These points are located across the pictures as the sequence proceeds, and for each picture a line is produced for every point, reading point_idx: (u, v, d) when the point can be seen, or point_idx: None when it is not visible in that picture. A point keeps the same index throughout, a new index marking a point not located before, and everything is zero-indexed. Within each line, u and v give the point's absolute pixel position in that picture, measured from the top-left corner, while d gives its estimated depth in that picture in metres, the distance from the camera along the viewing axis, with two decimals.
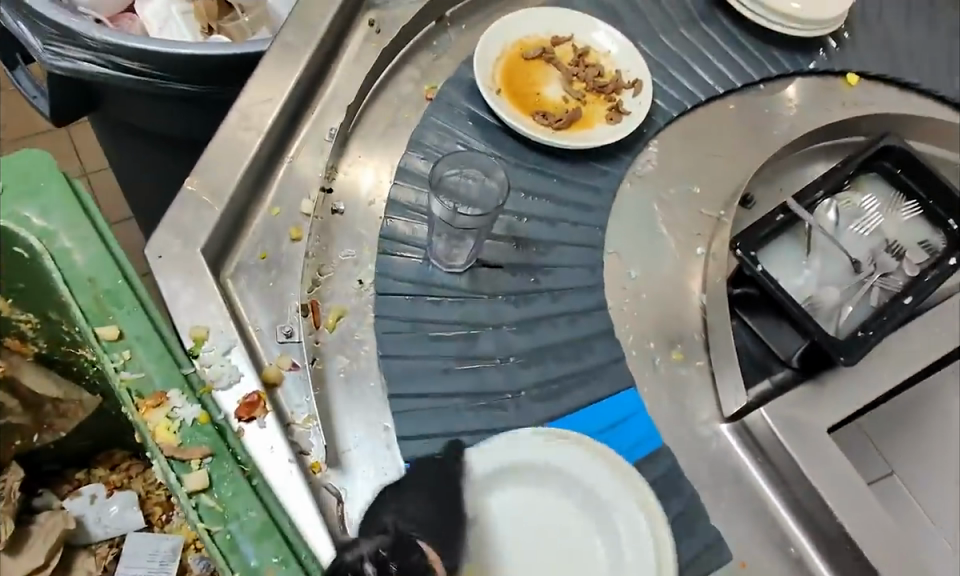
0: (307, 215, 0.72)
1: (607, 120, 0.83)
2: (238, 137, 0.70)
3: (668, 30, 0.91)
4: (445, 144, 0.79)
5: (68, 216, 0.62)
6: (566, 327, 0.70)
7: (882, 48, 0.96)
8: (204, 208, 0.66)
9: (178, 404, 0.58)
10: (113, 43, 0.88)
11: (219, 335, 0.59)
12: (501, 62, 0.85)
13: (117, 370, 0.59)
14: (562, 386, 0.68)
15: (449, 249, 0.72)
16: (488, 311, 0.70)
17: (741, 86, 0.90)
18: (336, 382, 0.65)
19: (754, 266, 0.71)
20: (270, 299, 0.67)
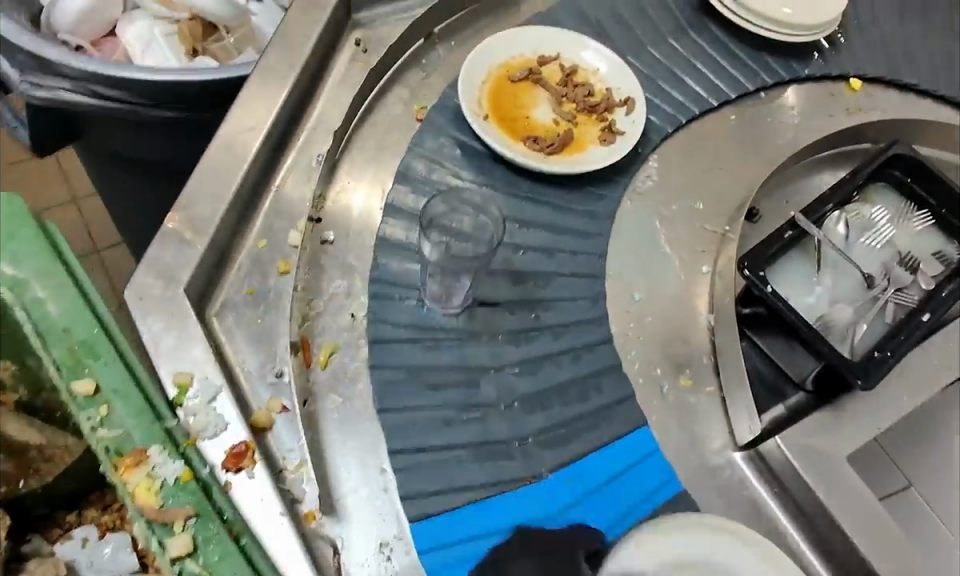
0: (296, 246, 0.69)
1: (601, 142, 0.81)
2: (218, 170, 0.67)
3: (657, 41, 0.88)
4: (437, 176, 0.75)
5: (39, 264, 0.59)
6: (570, 364, 0.67)
7: (878, 49, 0.93)
8: (186, 245, 0.62)
9: (159, 462, 0.54)
10: (91, 71, 0.85)
11: (204, 381, 0.56)
12: (488, 85, 0.82)
13: (93, 427, 0.55)
14: (566, 420, 0.65)
15: (443, 290, 0.68)
16: (486, 353, 0.67)
17: (736, 97, 0.87)
18: (329, 423, 0.62)
19: (762, 286, 0.68)
20: (258, 337, 0.64)
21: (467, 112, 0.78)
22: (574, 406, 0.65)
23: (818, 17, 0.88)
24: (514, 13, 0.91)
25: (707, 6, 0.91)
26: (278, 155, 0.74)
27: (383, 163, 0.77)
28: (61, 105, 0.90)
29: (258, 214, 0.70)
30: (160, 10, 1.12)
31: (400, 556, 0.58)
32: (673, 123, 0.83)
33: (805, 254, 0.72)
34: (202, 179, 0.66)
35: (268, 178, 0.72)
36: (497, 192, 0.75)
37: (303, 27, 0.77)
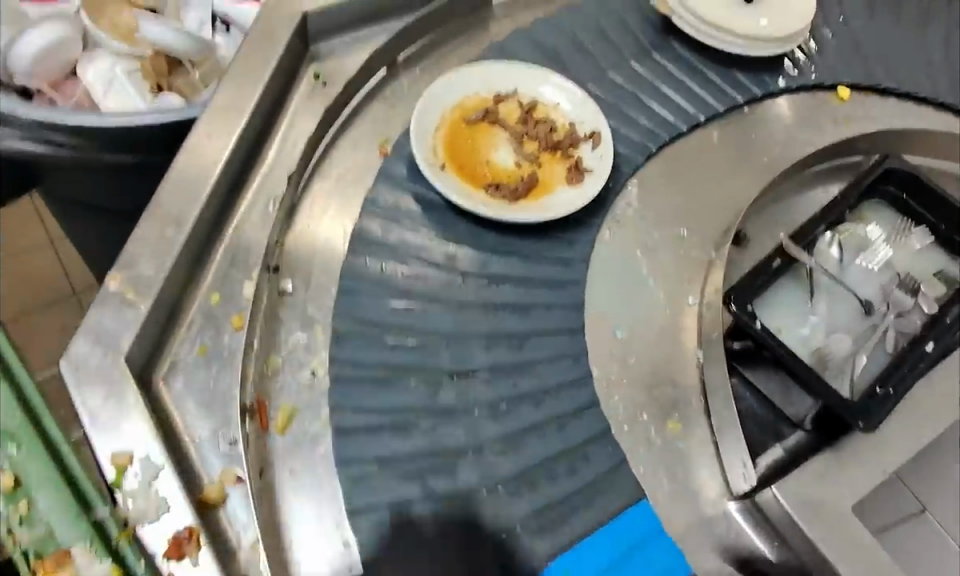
0: (249, 301, 0.65)
1: (568, 182, 0.76)
2: (162, 221, 0.63)
3: (619, 64, 0.85)
4: (393, 235, 0.69)
5: None
6: (555, 434, 0.62)
7: (850, 55, 0.89)
8: (127, 307, 0.58)
9: (85, 562, 0.49)
10: (39, 120, 0.81)
11: (144, 460, 0.51)
12: (442, 131, 0.78)
13: (11, 528, 0.50)
14: (541, 476, 0.60)
15: (412, 355, 0.63)
16: (456, 437, 0.60)
17: (704, 120, 0.82)
18: (288, 490, 0.58)
19: (752, 323, 0.63)
20: (210, 401, 0.59)
21: (421, 164, 0.73)
22: (551, 463, 0.61)
23: (788, 29, 0.85)
24: (480, 37, 0.87)
25: (668, 25, 0.88)
26: (228, 206, 0.69)
27: (348, 197, 0.74)
28: (6, 156, 0.84)
29: (209, 267, 0.66)
30: (123, 47, 1.07)
31: None
32: (644, 150, 0.79)
33: (798, 283, 0.68)
34: (143, 236, 0.62)
35: (220, 231, 0.68)
36: (462, 249, 0.70)
37: (241, 65, 0.72)
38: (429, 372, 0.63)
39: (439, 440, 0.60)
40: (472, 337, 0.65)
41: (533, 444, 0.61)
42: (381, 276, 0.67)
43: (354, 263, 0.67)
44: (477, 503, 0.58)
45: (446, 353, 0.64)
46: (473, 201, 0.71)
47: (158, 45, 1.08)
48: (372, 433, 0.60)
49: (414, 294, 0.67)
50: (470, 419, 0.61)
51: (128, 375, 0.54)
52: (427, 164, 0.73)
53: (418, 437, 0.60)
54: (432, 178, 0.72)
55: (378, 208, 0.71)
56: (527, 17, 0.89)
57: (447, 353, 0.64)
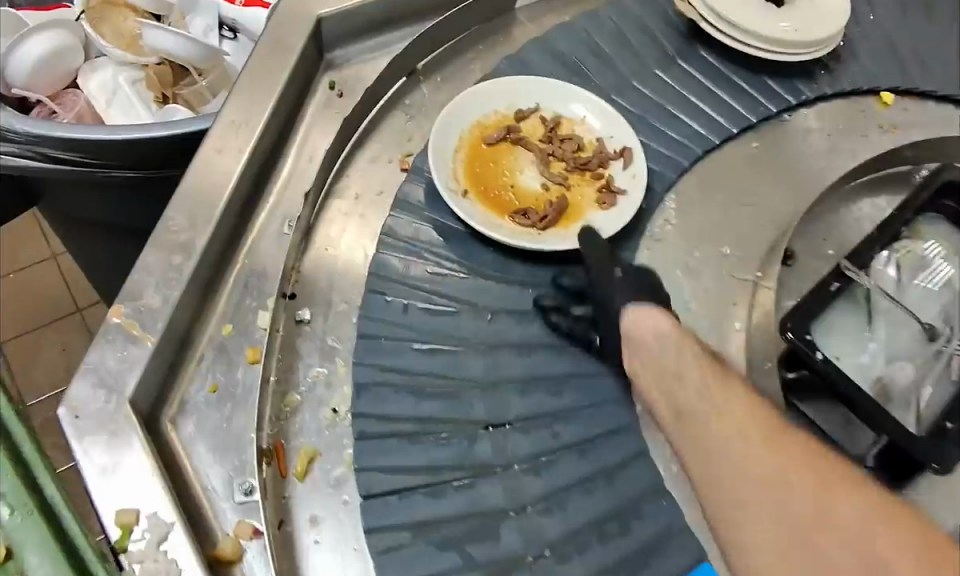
0: (265, 330, 0.60)
1: (600, 205, 0.72)
2: (169, 248, 0.58)
3: (642, 74, 0.80)
4: (412, 271, 0.65)
5: None
6: (605, 488, 0.57)
7: (886, 56, 0.84)
8: (133, 343, 0.53)
9: None
10: (38, 134, 0.76)
11: (152, 517, 0.47)
12: (462, 152, 0.73)
13: None
14: (587, 530, 0.55)
15: (441, 403, 0.58)
16: (494, 493, 0.55)
17: (737, 132, 0.77)
18: (310, 549, 0.53)
19: (812, 353, 0.58)
20: (225, 446, 0.55)
21: (442, 189, 0.68)
22: (595, 515, 0.56)
23: (819, 34, 0.78)
24: (501, 44, 0.83)
25: (693, 29, 0.83)
26: (237, 234, 0.64)
27: (366, 219, 0.69)
28: (8, 170, 0.81)
29: (219, 298, 0.61)
30: (126, 54, 1.03)
31: None
32: (678, 166, 0.74)
33: (856, 309, 0.63)
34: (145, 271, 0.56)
35: (227, 261, 0.62)
36: (487, 280, 0.65)
37: (245, 82, 0.67)
38: (460, 422, 0.58)
39: (478, 501, 0.55)
40: (506, 382, 0.60)
41: (579, 502, 0.56)
42: (404, 317, 0.62)
43: (374, 300, 0.62)
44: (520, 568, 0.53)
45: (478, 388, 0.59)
46: (498, 230, 0.67)
47: (161, 52, 1.03)
48: (401, 493, 0.55)
49: (439, 336, 0.62)
50: (509, 470, 0.56)
51: (133, 424, 0.49)
52: (447, 190, 0.68)
53: (454, 499, 0.55)
54: (453, 204, 0.67)
55: (396, 239, 0.66)
56: (548, 22, 0.84)
57: (481, 405, 0.58)
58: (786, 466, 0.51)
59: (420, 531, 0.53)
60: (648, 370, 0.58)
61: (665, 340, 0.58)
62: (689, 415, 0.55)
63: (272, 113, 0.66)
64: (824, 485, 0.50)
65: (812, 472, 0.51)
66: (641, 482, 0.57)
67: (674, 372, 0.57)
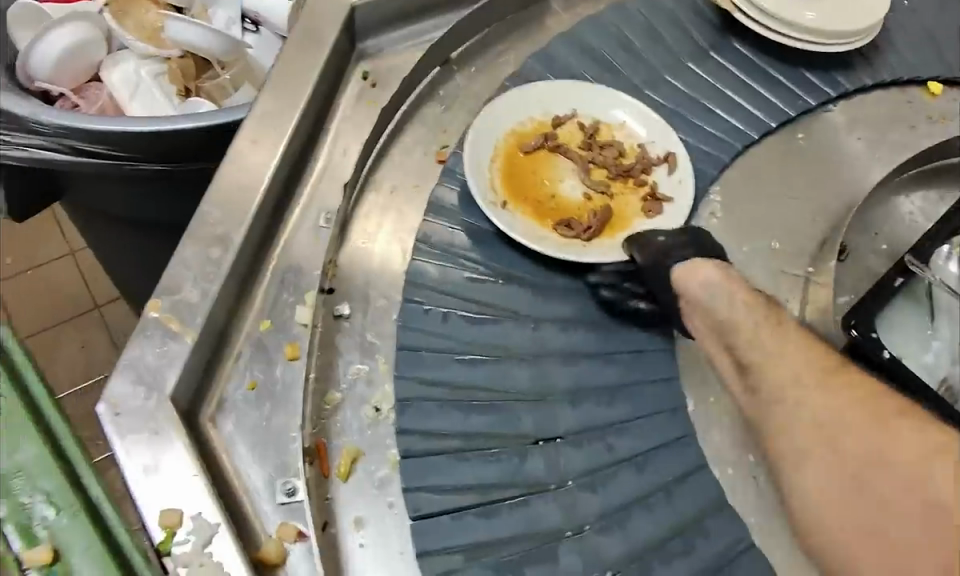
0: (305, 325, 0.58)
1: (646, 214, 0.70)
2: (205, 244, 0.56)
3: (674, 67, 0.77)
4: (450, 277, 0.63)
5: None
6: (664, 506, 0.56)
7: (931, 44, 0.81)
8: (172, 339, 0.51)
9: None
10: (66, 127, 0.75)
11: (197, 520, 0.45)
12: (498, 162, 0.70)
13: None
14: (645, 546, 0.54)
15: (488, 418, 0.56)
16: (549, 513, 0.54)
17: (780, 123, 0.75)
18: (356, 554, 0.51)
19: (880, 351, 0.56)
20: (266, 445, 0.53)
21: (480, 202, 0.65)
22: (652, 531, 0.55)
23: (861, 23, 0.76)
24: (532, 35, 0.80)
25: (725, 20, 0.80)
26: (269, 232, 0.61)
27: (404, 212, 0.67)
28: (35, 164, 0.79)
29: (254, 295, 0.59)
30: (147, 47, 1.01)
31: None
32: (720, 161, 0.72)
33: (916, 306, 0.61)
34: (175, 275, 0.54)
35: (259, 263, 0.60)
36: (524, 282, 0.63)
37: (271, 81, 0.65)
38: (508, 437, 0.56)
39: (533, 521, 0.53)
40: (555, 396, 0.59)
41: (639, 519, 0.55)
42: (444, 326, 0.60)
43: (412, 309, 0.60)
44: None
45: (527, 393, 0.58)
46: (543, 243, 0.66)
47: (183, 45, 1.01)
48: (453, 513, 0.53)
49: (482, 345, 0.60)
50: (562, 487, 0.55)
51: (177, 425, 0.48)
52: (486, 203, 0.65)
53: (509, 518, 0.53)
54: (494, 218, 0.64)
55: (430, 246, 0.64)
56: (582, 12, 0.82)
57: (530, 418, 0.57)
58: (860, 418, 0.52)
59: (473, 555, 0.52)
60: (710, 325, 0.60)
61: (722, 292, 0.60)
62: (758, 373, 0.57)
63: (303, 109, 0.64)
64: (904, 436, 0.50)
65: (863, 409, 0.53)
66: (700, 496, 0.56)
67: (740, 328, 0.59)
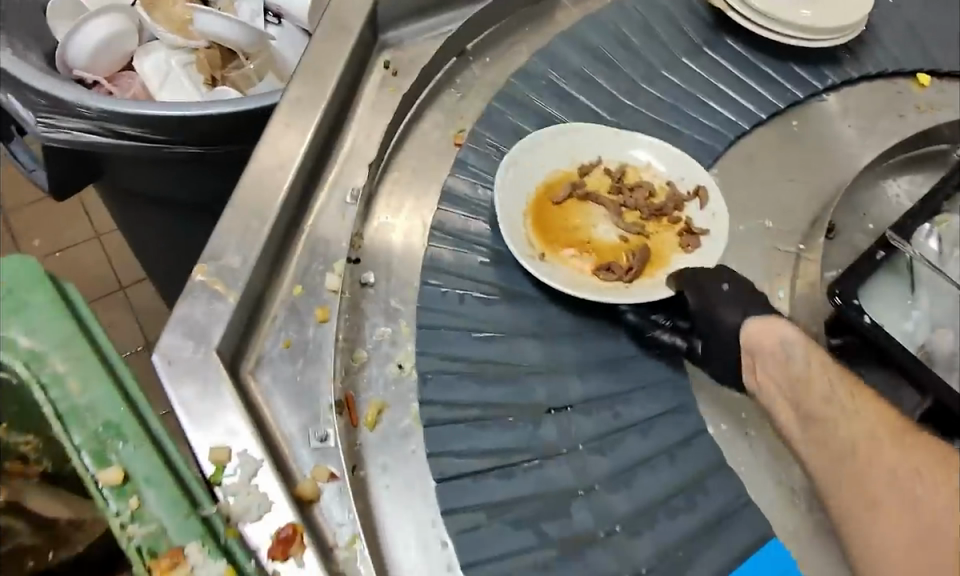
0: (335, 292, 0.63)
1: (684, 248, 0.72)
2: (243, 217, 0.61)
3: (671, 64, 0.82)
4: (464, 261, 0.68)
5: (61, 333, 0.48)
6: (668, 469, 0.61)
7: (917, 38, 0.85)
8: (217, 299, 0.57)
9: (199, 563, 0.43)
10: (108, 111, 0.80)
11: (243, 455, 0.50)
12: (530, 217, 0.72)
13: (123, 525, 0.44)
14: (652, 501, 0.60)
15: (503, 389, 0.62)
16: (562, 474, 0.59)
17: (773, 111, 0.79)
18: (383, 497, 0.56)
19: (860, 316, 0.61)
20: (301, 397, 0.58)
21: (522, 260, 0.68)
22: (656, 488, 0.60)
23: (848, 19, 0.81)
24: (542, 28, 0.85)
25: (719, 18, 0.85)
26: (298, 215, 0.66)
27: (423, 192, 0.72)
28: (77, 146, 0.85)
29: (287, 266, 0.64)
30: (176, 39, 1.06)
31: None
32: (715, 149, 0.77)
33: (898, 278, 0.66)
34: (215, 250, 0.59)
35: (288, 241, 0.65)
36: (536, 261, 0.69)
37: (300, 70, 0.70)
38: (521, 406, 0.62)
39: (545, 481, 0.59)
40: (566, 369, 0.64)
41: (645, 478, 0.60)
42: (461, 306, 0.66)
43: (431, 293, 0.65)
44: (591, 541, 0.57)
45: (538, 367, 0.64)
46: (586, 286, 0.68)
47: (209, 36, 1.05)
48: (474, 475, 0.58)
49: (496, 323, 0.65)
50: (574, 451, 0.61)
51: (225, 376, 0.53)
52: (528, 262, 0.68)
53: (524, 479, 0.58)
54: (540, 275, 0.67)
55: (444, 233, 0.69)
56: (589, 7, 0.87)
57: (542, 388, 0.63)
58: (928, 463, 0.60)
59: (494, 512, 0.57)
60: (785, 379, 0.64)
61: (797, 355, 0.64)
62: (825, 431, 0.61)
63: (330, 94, 0.69)
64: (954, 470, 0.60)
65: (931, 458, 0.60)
66: (700, 458, 0.62)
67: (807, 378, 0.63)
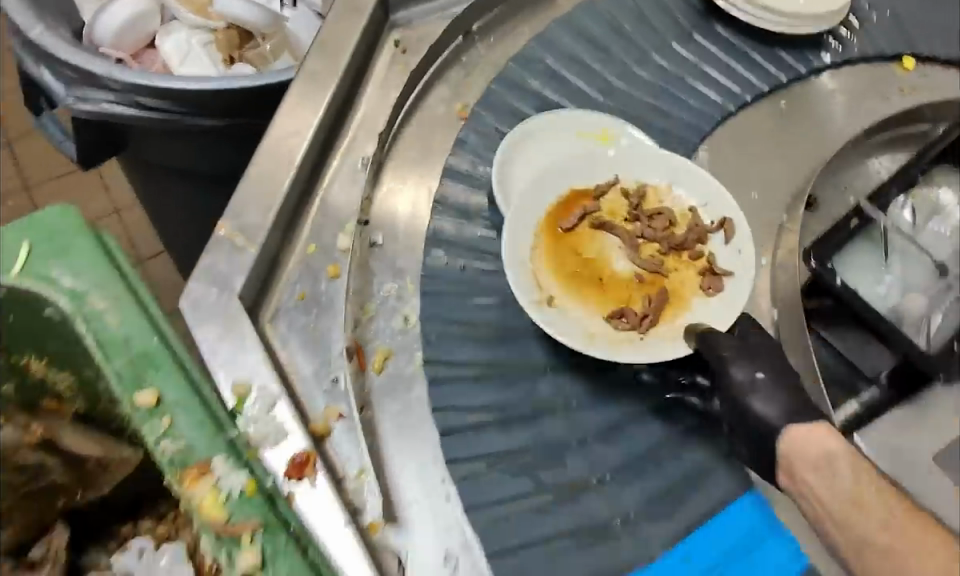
0: (344, 250, 0.68)
1: (704, 290, 0.69)
2: (260, 182, 0.66)
3: (663, 48, 0.86)
4: (466, 232, 0.72)
5: (99, 277, 0.56)
6: (659, 425, 0.65)
7: (901, 25, 0.89)
8: (237, 252, 0.62)
9: (223, 473, 0.53)
10: (135, 83, 0.85)
11: (262, 390, 0.55)
12: (539, 245, 0.70)
13: (157, 438, 0.53)
14: (643, 455, 0.63)
15: (501, 348, 0.67)
16: (557, 428, 0.64)
17: (760, 91, 0.84)
18: (389, 437, 0.61)
19: (832, 277, 0.67)
20: (313, 347, 0.63)
21: (526, 304, 0.66)
22: (646, 442, 0.64)
23: (828, 8, 0.85)
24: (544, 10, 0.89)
25: (709, 5, 0.89)
26: (309, 187, 0.71)
27: (428, 165, 0.77)
28: (101, 118, 0.89)
29: (301, 229, 0.69)
30: (196, 19, 1.11)
31: (466, 565, 0.58)
32: (704, 129, 0.81)
33: (873, 246, 0.70)
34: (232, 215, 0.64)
35: (300, 210, 0.69)
36: None
37: (313, 47, 0.74)
38: (518, 364, 0.66)
39: (540, 434, 0.63)
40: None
41: (635, 432, 0.64)
42: (462, 274, 0.70)
43: (435, 262, 0.70)
44: (584, 488, 0.62)
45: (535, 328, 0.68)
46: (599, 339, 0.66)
47: (229, 17, 1.10)
48: (474, 428, 0.62)
49: (496, 289, 0.70)
50: (568, 407, 0.65)
51: (243, 323, 0.58)
52: (533, 306, 0.66)
53: (520, 432, 0.63)
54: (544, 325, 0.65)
55: (448, 207, 0.73)
56: None
57: (539, 348, 0.67)
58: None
59: (493, 461, 0.61)
60: (839, 503, 0.58)
61: (847, 473, 0.58)
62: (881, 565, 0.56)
63: (342, 68, 0.74)
64: None
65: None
66: None
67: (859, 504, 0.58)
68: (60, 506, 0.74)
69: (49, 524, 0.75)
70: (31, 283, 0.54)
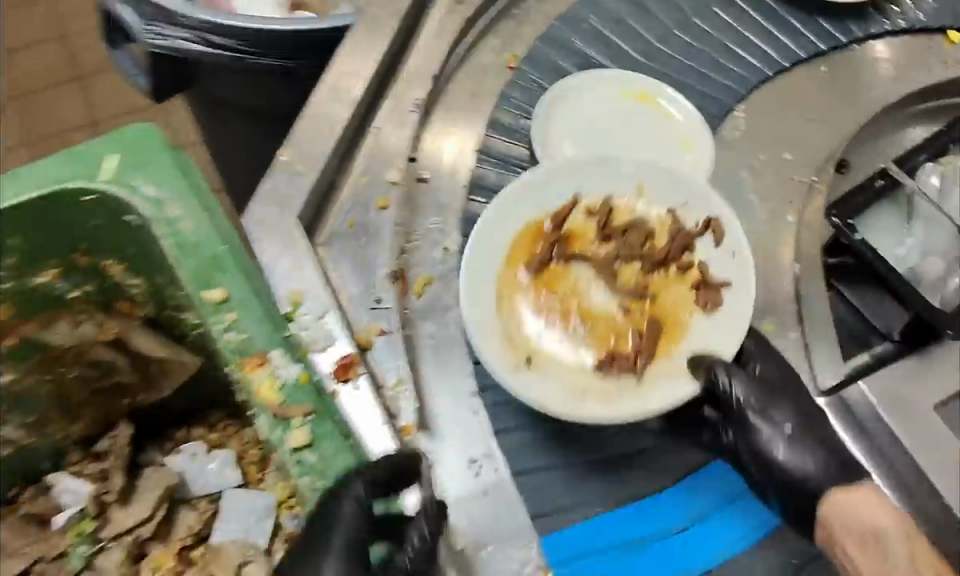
0: (393, 183, 0.73)
1: (700, 306, 0.67)
2: (317, 121, 0.71)
3: (705, 13, 0.89)
4: (506, 180, 0.77)
5: (176, 186, 0.62)
6: None
7: None
8: (295, 177, 0.67)
9: (280, 364, 0.60)
10: (209, 22, 0.91)
11: (314, 299, 0.61)
12: (506, 297, 0.65)
13: (224, 330, 0.61)
14: None
15: None
16: None
17: (802, 57, 0.86)
18: (426, 355, 0.67)
19: (850, 234, 0.70)
20: (362, 269, 0.69)
21: (495, 369, 0.62)
22: None
23: None
24: None
25: None
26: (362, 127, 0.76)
27: (475, 112, 0.81)
28: (178, 54, 0.96)
29: (352, 164, 0.74)
30: None
31: (488, 471, 0.64)
32: (742, 90, 0.84)
33: (897, 209, 0.74)
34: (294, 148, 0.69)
35: (353, 149, 0.75)
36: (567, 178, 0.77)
37: None
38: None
39: None
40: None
41: None
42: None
43: (475, 208, 0.75)
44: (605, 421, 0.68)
45: None
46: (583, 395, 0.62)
47: None
48: None
49: None
50: None
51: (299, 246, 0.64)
52: (503, 366, 0.62)
53: None
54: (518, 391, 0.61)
55: (490, 156, 0.78)
56: None
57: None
58: None
59: None
60: None
61: (894, 555, 0.60)
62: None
63: (399, 16, 0.78)
64: None
65: None
66: None
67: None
68: (125, 405, 0.82)
69: (114, 421, 0.84)
70: (115, 188, 0.61)
